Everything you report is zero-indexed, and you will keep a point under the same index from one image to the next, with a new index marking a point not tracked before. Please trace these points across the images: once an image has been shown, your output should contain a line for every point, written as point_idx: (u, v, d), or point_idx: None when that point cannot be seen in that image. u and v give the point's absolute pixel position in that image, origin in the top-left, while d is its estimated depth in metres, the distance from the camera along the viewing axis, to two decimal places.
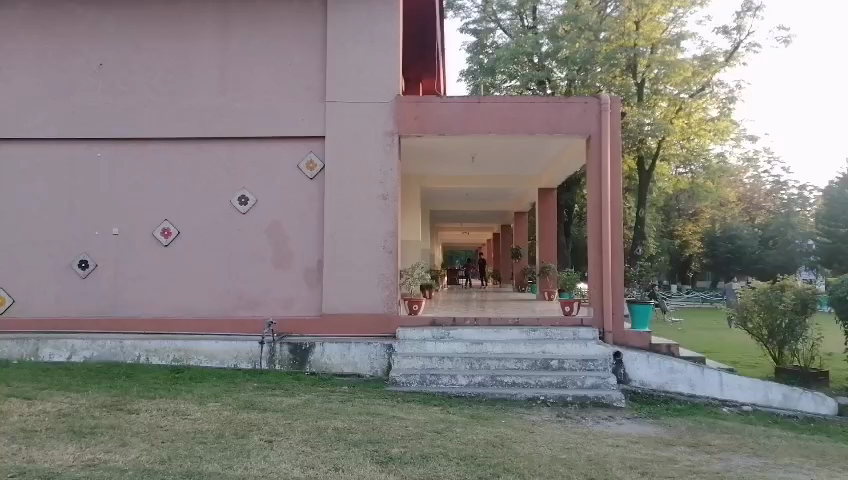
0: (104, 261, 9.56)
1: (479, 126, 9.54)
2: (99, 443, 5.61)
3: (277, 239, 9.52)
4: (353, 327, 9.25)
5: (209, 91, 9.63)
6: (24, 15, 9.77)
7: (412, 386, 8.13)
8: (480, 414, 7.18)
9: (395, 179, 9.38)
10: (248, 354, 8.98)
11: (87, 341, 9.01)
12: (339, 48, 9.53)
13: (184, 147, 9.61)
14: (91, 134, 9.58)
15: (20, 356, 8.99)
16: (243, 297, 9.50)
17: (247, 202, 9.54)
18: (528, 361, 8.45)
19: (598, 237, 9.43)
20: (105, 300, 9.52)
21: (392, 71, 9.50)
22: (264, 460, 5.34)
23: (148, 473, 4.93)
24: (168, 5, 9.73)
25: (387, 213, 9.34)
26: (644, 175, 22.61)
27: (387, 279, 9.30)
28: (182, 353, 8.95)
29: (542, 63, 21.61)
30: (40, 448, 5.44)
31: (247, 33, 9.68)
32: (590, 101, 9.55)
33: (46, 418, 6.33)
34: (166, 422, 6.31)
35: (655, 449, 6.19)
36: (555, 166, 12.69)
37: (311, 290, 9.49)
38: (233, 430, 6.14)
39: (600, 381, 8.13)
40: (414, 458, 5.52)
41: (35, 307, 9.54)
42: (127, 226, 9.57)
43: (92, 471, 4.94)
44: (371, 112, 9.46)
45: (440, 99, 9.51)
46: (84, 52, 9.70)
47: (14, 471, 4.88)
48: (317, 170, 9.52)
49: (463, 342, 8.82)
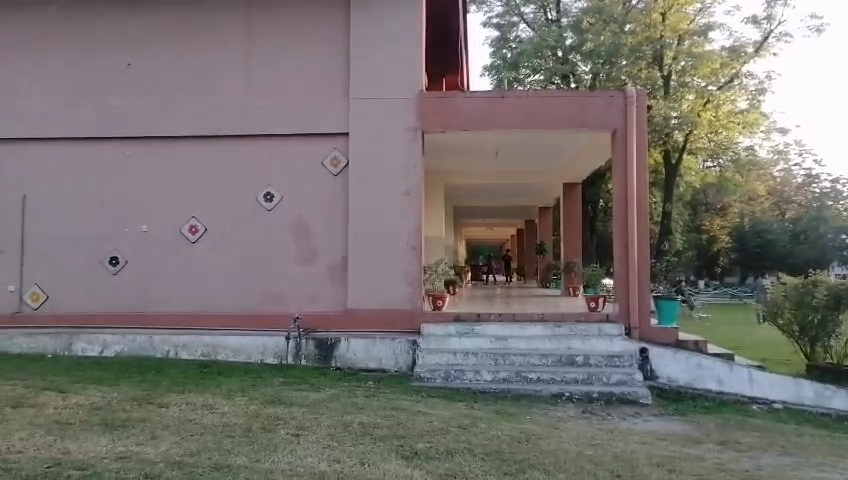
0: (134, 258, 9.74)
1: (502, 121, 9.48)
2: (130, 436, 5.73)
3: (302, 236, 9.60)
4: (377, 323, 9.30)
5: (234, 89, 9.74)
6: (54, 17, 9.97)
7: (436, 381, 8.15)
8: (505, 410, 7.17)
9: (418, 175, 9.39)
10: (274, 349, 9.08)
11: (118, 336, 9.21)
12: (362, 45, 9.56)
13: (210, 145, 9.74)
14: (121, 133, 9.76)
15: (54, 350, 9.22)
16: (269, 294, 9.61)
17: (272, 200, 9.64)
18: (553, 357, 8.42)
19: (623, 232, 9.33)
20: (135, 296, 9.71)
21: (414, 68, 9.49)
22: (291, 454, 5.41)
23: (179, 465, 5.02)
24: (193, 5, 9.86)
25: (411, 209, 9.35)
26: (671, 169, 22.34)
27: (411, 275, 9.32)
28: (210, 348, 9.10)
29: (566, 57, 21.68)
30: (74, 440, 5.58)
31: (270, 32, 9.76)
32: (615, 95, 9.46)
33: (79, 411, 6.48)
34: (195, 416, 6.42)
35: (683, 446, 6.12)
36: (580, 161, 12.57)
37: (336, 286, 9.57)
38: (261, 424, 6.23)
39: (626, 378, 8.06)
40: (439, 454, 5.54)
41: (68, 303, 9.78)
42: (155, 223, 9.74)
43: (125, 463, 5.05)
44: (395, 109, 9.48)
45: (463, 94, 9.49)
46: (112, 53, 9.88)
47: (49, 462, 5.02)
48: (341, 167, 9.58)
49: (487, 338, 8.80)
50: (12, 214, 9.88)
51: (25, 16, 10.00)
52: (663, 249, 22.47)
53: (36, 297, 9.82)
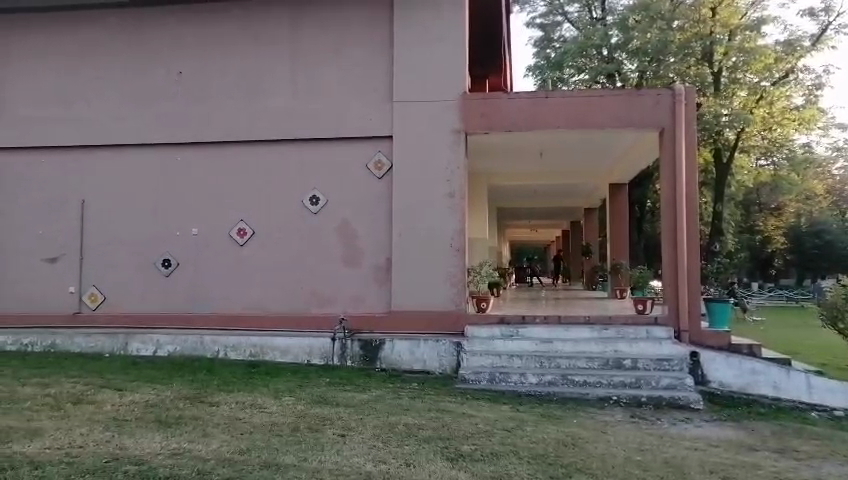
0: (185, 260, 10.03)
1: (546, 121, 9.39)
2: (184, 434, 5.90)
3: (347, 238, 9.72)
4: (421, 324, 9.33)
5: (280, 95, 9.93)
6: (111, 28, 10.36)
7: (481, 383, 8.12)
8: (551, 413, 7.09)
9: (462, 177, 9.39)
10: (321, 350, 9.21)
11: (170, 336, 9.51)
12: (405, 48, 9.62)
13: (258, 150, 9.95)
14: (173, 139, 10.07)
15: (111, 350, 9.58)
16: (315, 295, 9.76)
17: (318, 202, 9.79)
18: (600, 360, 8.28)
19: (672, 233, 9.11)
20: (187, 298, 10.00)
21: (458, 70, 9.51)
22: (337, 454, 5.47)
23: (229, 463, 5.15)
24: (241, 13, 10.11)
25: (454, 211, 9.36)
26: (721, 168, 21.76)
27: (455, 276, 9.33)
28: (258, 348, 9.30)
29: (611, 55, 21.26)
30: (131, 436, 5.78)
31: (316, 37, 9.93)
32: (663, 93, 9.26)
33: (136, 408, 6.73)
34: (244, 415, 6.57)
35: (737, 453, 5.95)
36: (626, 161, 12.35)
37: (381, 287, 9.65)
38: (307, 424, 6.33)
39: (676, 382, 7.87)
40: (484, 456, 5.53)
41: (124, 304, 10.14)
42: (206, 226, 10.01)
43: (178, 459, 5.20)
44: (438, 111, 9.51)
45: (507, 95, 9.45)
46: (165, 62, 10.21)
47: (108, 456, 5.22)
48: (385, 170, 9.65)
49: (532, 341, 8.72)
50: (72, 219, 10.30)
51: (83, 28, 10.42)
52: (714, 250, 21.89)
53: (94, 298, 10.21)
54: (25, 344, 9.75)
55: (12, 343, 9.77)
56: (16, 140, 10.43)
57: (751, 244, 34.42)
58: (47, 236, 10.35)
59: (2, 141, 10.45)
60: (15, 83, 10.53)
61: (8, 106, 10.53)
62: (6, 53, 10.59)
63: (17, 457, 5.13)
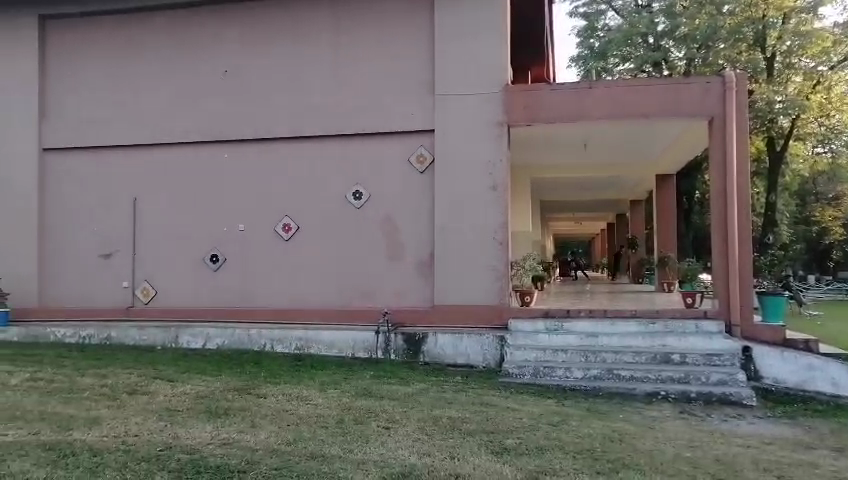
0: (233, 255, 10.26)
1: (592, 112, 9.22)
2: (233, 424, 6.04)
3: (390, 232, 9.77)
4: (465, 318, 9.33)
5: (323, 91, 10.05)
6: (159, 29, 10.64)
7: (525, 377, 8.06)
8: (596, 408, 6.99)
9: (504, 169, 9.32)
10: (365, 344, 9.29)
11: (219, 329, 9.73)
12: (446, 41, 9.59)
13: (301, 146, 10.08)
14: (219, 136, 10.29)
15: (163, 342, 9.88)
16: (359, 289, 9.86)
17: (361, 197, 9.87)
18: (647, 355, 8.11)
19: (723, 225, 8.83)
20: (234, 292, 10.24)
21: (500, 62, 9.43)
22: (382, 446, 5.52)
23: (278, 453, 5.25)
24: (284, 11, 10.25)
25: (497, 205, 9.30)
26: (775, 157, 21.07)
27: (498, 271, 9.28)
28: (303, 342, 9.44)
29: (658, 43, 20.63)
30: (183, 426, 5.95)
31: (357, 33, 10.00)
32: (712, 81, 8.98)
33: (187, 399, 6.92)
34: (291, 407, 6.68)
35: (792, 451, 5.75)
36: (673, 151, 12.06)
37: (424, 281, 9.68)
38: (352, 417, 6.39)
39: (727, 377, 7.66)
40: (529, 450, 5.49)
41: (175, 298, 10.44)
42: (252, 222, 10.21)
43: (228, 449, 5.33)
44: (480, 104, 9.45)
45: (549, 86, 9.30)
46: (212, 61, 10.44)
47: (161, 445, 5.39)
48: (427, 164, 9.66)
49: (577, 335, 8.59)
50: (125, 216, 10.65)
51: (133, 30, 10.73)
52: (767, 242, 20.96)
53: (146, 293, 10.55)
54: (83, 336, 10.14)
55: (71, 335, 10.15)
56: (72, 139, 10.82)
57: (806, 237, 33.15)
58: (102, 233, 10.73)
59: (59, 141, 10.86)
60: (70, 85, 10.93)
61: (63, 108, 10.93)
62: (61, 56, 10.99)
63: (77, 444, 5.35)
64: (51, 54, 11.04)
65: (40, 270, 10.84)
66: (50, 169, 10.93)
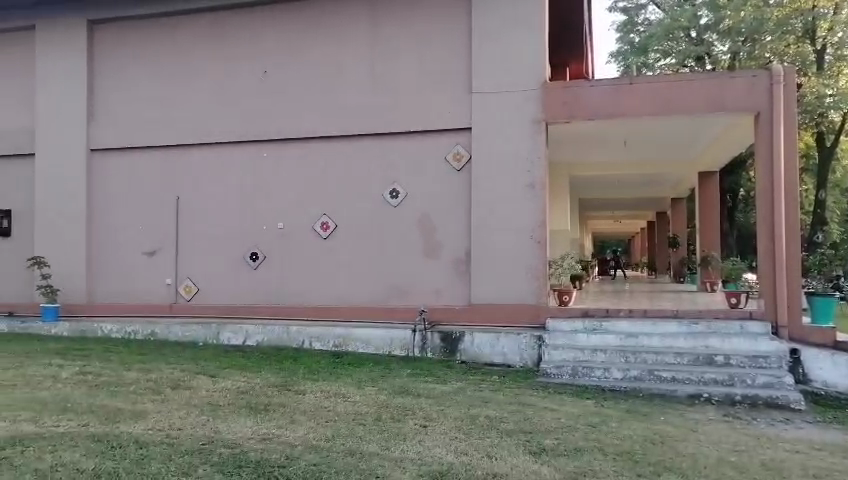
0: (272, 253, 10.41)
1: (632, 109, 9.05)
2: (272, 420, 6.13)
3: (427, 231, 9.78)
4: (502, 317, 9.28)
5: (361, 90, 10.11)
6: (202, 31, 10.86)
7: (563, 377, 7.98)
8: (637, 409, 6.86)
9: (542, 167, 9.23)
10: (401, 342, 9.32)
11: (258, 326, 9.89)
12: (484, 37, 9.53)
13: (339, 145, 10.17)
14: (259, 136, 10.45)
15: (205, 338, 10.08)
16: (396, 287, 9.90)
17: (398, 196, 9.90)
18: (689, 356, 7.94)
19: (770, 224, 8.57)
20: (274, 290, 10.40)
21: (538, 59, 9.34)
22: (419, 444, 5.52)
23: (316, 450, 5.31)
24: (322, 12, 10.35)
25: (535, 202, 9.21)
26: (825, 153, 20.38)
27: (536, 269, 9.20)
28: (341, 339, 9.52)
29: (701, 37, 20.33)
30: (224, 421, 6.06)
31: (395, 32, 10.03)
32: (758, 75, 8.71)
33: (229, 394, 7.06)
34: (329, 404, 6.74)
35: (843, 458, 5.54)
36: (717, 148, 11.75)
37: (461, 280, 9.66)
38: (389, 414, 6.41)
39: (774, 380, 7.44)
40: (567, 451, 5.43)
41: (216, 296, 10.66)
42: (291, 220, 10.34)
43: (267, 444, 5.42)
44: (518, 101, 9.37)
45: (588, 82, 9.16)
46: (252, 62, 10.61)
47: (204, 439, 5.50)
48: (463, 162, 9.63)
49: (616, 335, 8.45)
50: (168, 215, 10.90)
51: (177, 32, 10.98)
52: (816, 241, 20.33)
53: (189, 290, 10.79)
54: (128, 332, 10.42)
55: (117, 331, 10.46)
56: (119, 140, 11.12)
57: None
58: (146, 231, 11.00)
59: (106, 142, 11.18)
60: (116, 87, 11.23)
61: (110, 109, 11.25)
62: (109, 59, 11.31)
63: (124, 436, 5.51)
64: (99, 57, 11.36)
65: (88, 267, 11.19)
66: (97, 169, 11.26)
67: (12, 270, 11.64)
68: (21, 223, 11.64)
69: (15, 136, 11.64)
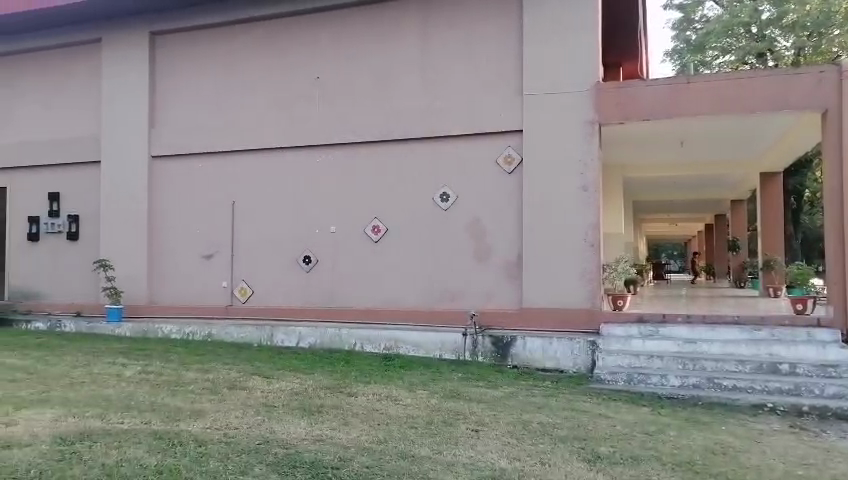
0: (324, 257, 10.57)
1: (689, 109, 8.79)
2: (325, 421, 6.20)
3: (477, 234, 9.74)
4: (555, 321, 9.16)
5: (412, 94, 10.19)
6: (257, 40, 11.13)
7: (618, 384, 7.80)
8: (696, 418, 6.63)
9: (596, 169, 9.06)
10: (453, 346, 9.32)
11: (311, 328, 10.06)
12: (536, 39, 9.43)
13: (390, 149, 10.24)
14: (311, 141, 10.62)
15: (259, 340, 10.30)
16: (447, 290, 9.89)
17: (448, 199, 9.90)
18: (751, 364, 7.64)
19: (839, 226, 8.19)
20: (326, 293, 10.55)
21: (591, 58, 9.17)
22: (471, 448, 5.50)
23: (369, 452, 5.34)
24: (373, 17, 10.46)
25: (588, 205, 9.06)
26: None
27: (589, 273, 9.04)
28: (391, 342, 9.61)
29: (762, 33, 19.49)
30: (278, 421, 6.17)
31: (445, 35, 10.05)
32: (826, 71, 8.32)
33: (283, 395, 7.19)
34: (380, 406, 6.79)
35: None
36: (782, 146, 11.30)
37: (512, 283, 9.57)
38: (442, 418, 6.40)
39: (845, 390, 7.06)
40: (624, 459, 5.30)
41: (270, 298, 10.88)
42: (343, 224, 10.47)
43: (321, 445, 5.49)
44: (570, 102, 9.23)
45: (643, 82, 8.95)
46: (305, 69, 10.81)
47: (259, 439, 5.61)
48: (515, 164, 9.55)
49: (674, 341, 8.22)
50: (225, 218, 11.20)
51: (233, 41, 11.28)
52: None
53: (244, 292, 11.05)
54: (187, 333, 10.74)
55: (176, 332, 10.80)
56: (177, 146, 11.49)
57: None
58: (203, 235, 11.34)
59: (166, 149, 11.57)
60: (176, 95, 11.64)
61: (171, 117, 11.67)
62: (169, 69, 11.72)
63: (184, 434, 5.68)
64: (160, 68, 11.78)
65: (149, 270, 11.60)
66: (158, 175, 11.68)
67: (80, 273, 12.18)
68: (88, 227, 12.17)
69: (82, 144, 12.18)
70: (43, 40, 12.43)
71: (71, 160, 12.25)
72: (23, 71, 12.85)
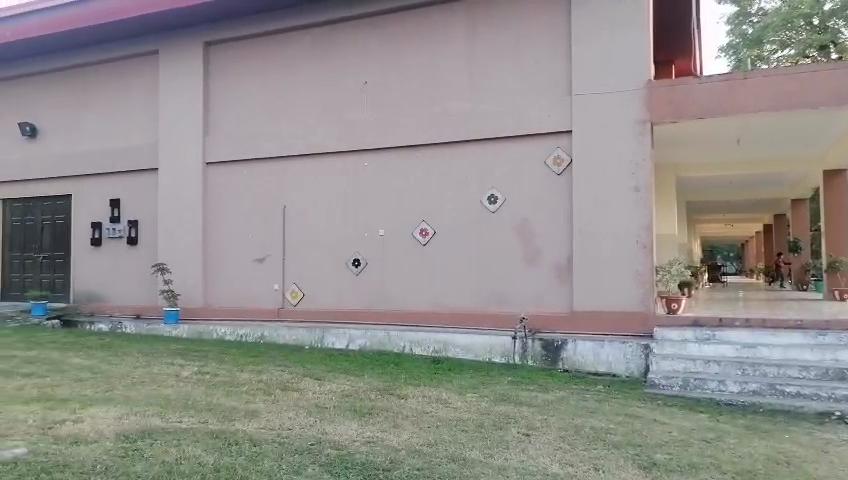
0: (373, 260, 10.67)
1: (745, 105, 8.49)
2: (376, 423, 6.25)
3: (526, 236, 9.66)
4: (607, 325, 9.00)
5: (459, 97, 10.19)
6: (306, 47, 11.33)
7: (673, 389, 7.59)
8: (757, 426, 6.39)
9: (648, 169, 8.86)
10: (502, 348, 9.26)
11: (361, 330, 10.17)
12: (585, 37, 9.30)
13: (437, 153, 10.27)
14: (359, 145, 10.73)
15: (310, 342, 10.47)
16: (495, 293, 9.84)
17: (496, 202, 9.85)
18: (816, 370, 7.30)
19: None
20: (375, 295, 10.65)
21: (643, 56, 8.97)
22: (522, 452, 5.45)
23: (419, 454, 5.36)
24: (420, 21, 10.51)
25: (641, 206, 8.86)
26: None
27: (642, 276, 8.85)
28: (440, 344, 9.64)
29: (825, 25, 18.91)
30: (330, 423, 6.24)
31: (493, 37, 10.01)
32: None
33: (334, 397, 7.28)
34: (431, 408, 6.80)
35: None
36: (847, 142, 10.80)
37: (562, 286, 9.46)
38: (492, 421, 6.37)
39: None
40: (681, 467, 5.16)
41: (320, 301, 11.06)
42: (391, 227, 10.55)
43: (372, 447, 5.52)
44: (621, 101, 9.05)
45: (697, 79, 8.73)
46: (353, 74, 10.96)
47: (312, 439, 5.69)
48: (564, 166, 9.43)
49: (732, 346, 7.96)
50: (276, 223, 11.43)
51: (283, 49, 11.52)
52: None
53: (295, 295, 11.25)
54: (240, 334, 11.00)
55: (230, 333, 11.07)
56: (230, 153, 11.79)
57: None
58: (256, 239, 11.60)
59: (219, 155, 11.88)
60: (229, 103, 11.96)
61: (224, 124, 11.99)
62: (222, 78, 12.05)
63: (240, 434, 5.82)
64: (213, 76, 12.12)
65: (205, 273, 11.94)
66: (212, 181, 12.01)
67: (139, 276, 12.63)
68: (147, 232, 12.61)
69: (141, 152, 12.63)
70: (104, 53, 12.97)
71: (131, 168, 12.73)
72: (85, 83, 13.41)
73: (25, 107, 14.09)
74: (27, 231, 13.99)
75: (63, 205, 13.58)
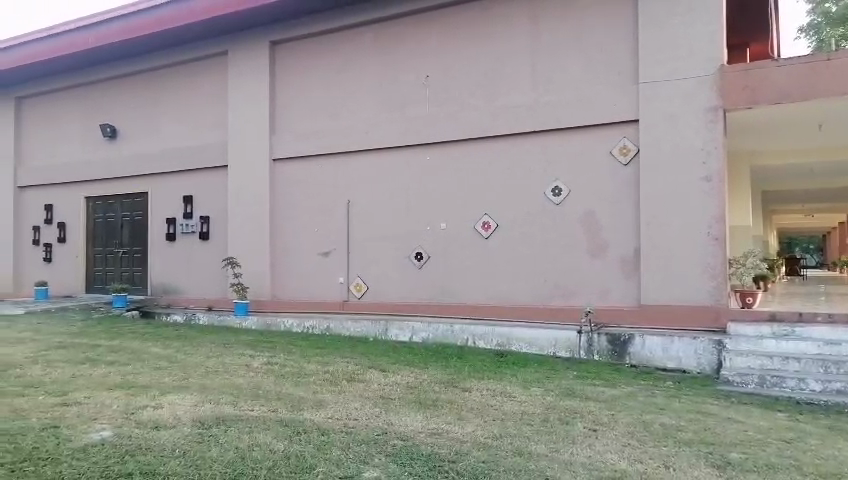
0: (435, 254, 10.70)
1: (827, 89, 8.03)
2: (441, 415, 6.29)
3: (591, 228, 9.47)
4: (676, 320, 8.73)
5: (522, 88, 10.08)
6: (368, 42, 11.46)
7: (749, 387, 7.29)
8: (842, 427, 6.04)
9: (721, 157, 8.51)
10: (567, 343, 9.11)
11: (423, 323, 10.21)
12: (653, 24, 9.01)
13: (499, 146, 10.20)
14: (421, 139, 10.78)
15: (374, 334, 10.61)
16: (559, 286, 9.71)
17: (560, 194, 9.70)
18: None
19: None
20: (437, 288, 10.69)
21: (713, 41, 8.61)
22: (589, 448, 5.36)
23: (484, 447, 5.35)
24: (482, 13, 10.44)
25: (712, 196, 8.53)
26: None
27: (714, 268, 8.53)
28: (503, 338, 9.56)
29: None
30: (395, 414, 6.32)
31: (557, 26, 9.84)
32: None
33: (399, 388, 7.37)
34: (495, 402, 6.78)
35: None
36: None
37: (629, 279, 9.23)
38: (558, 416, 6.28)
39: None
40: (758, 467, 4.95)
41: (384, 293, 11.20)
42: (453, 221, 10.55)
43: (437, 439, 5.56)
44: (691, 88, 8.73)
45: (775, 62, 8.30)
46: (415, 69, 11.01)
47: (378, 430, 5.77)
48: (631, 155, 9.17)
49: (813, 342, 7.56)
50: (340, 217, 11.64)
51: (346, 45, 11.69)
52: None
53: (359, 287, 11.45)
54: (307, 326, 11.22)
55: (297, 325, 11.32)
56: (295, 149, 12.07)
57: None
58: (320, 233, 11.84)
59: (285, 153, 12.19)
60: (294, 101, 12.24)
61: (290, 122, 12.30)
62: (287, 76, 12.35)
63: (309, 423, 5.97)
64: (279, 75, 12.43)
65: (271, 267, 12.29)
66: (278, 177, 12.33)
67: (211, 270, 13.13)
68: (217, 227, 13.08)
69: (212, 150, 13.09)
70: (177, 56, 13.50)
71: (202, 165, 13.22)
72: (160, 85, 14.00)
73: (105, 109, 14.84)
74: (109, 228, 14.78)
75: (140, 203, 14.29)
